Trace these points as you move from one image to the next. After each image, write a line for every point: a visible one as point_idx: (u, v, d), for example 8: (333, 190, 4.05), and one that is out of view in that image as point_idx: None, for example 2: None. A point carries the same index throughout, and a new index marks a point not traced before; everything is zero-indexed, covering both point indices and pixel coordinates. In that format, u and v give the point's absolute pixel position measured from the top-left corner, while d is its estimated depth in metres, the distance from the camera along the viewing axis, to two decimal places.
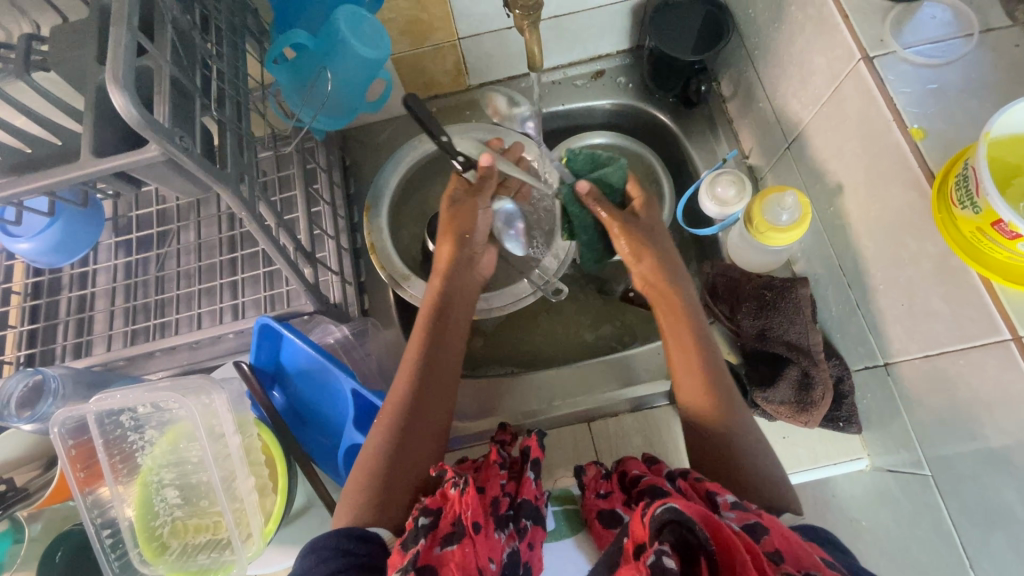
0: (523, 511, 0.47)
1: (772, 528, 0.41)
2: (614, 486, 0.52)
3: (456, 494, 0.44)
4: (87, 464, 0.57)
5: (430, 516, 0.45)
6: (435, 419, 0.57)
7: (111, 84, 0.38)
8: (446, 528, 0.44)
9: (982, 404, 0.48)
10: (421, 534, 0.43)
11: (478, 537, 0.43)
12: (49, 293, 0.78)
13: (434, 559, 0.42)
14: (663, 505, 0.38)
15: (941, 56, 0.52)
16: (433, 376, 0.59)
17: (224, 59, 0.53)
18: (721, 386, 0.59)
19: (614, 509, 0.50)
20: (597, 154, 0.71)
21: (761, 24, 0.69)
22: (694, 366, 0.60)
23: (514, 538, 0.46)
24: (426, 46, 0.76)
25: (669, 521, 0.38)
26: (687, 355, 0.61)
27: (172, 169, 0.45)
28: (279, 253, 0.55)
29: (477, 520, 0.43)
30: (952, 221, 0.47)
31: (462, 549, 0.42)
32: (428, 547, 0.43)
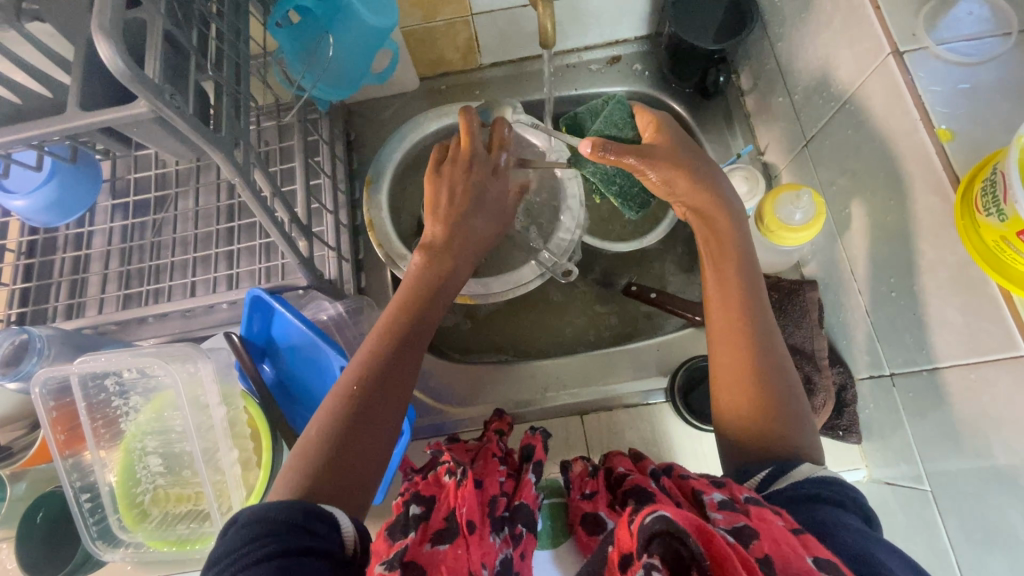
0: (518, 515, 0.45)
1: (763, 532, 0.36)
2: (600, 486, 0.50)
3: (452, 485, 0.43)
4: (70, 427, 0.56)
5: (423, 506, 0.43)
6: (399, 401, 0.51)
7: (97, 32, 0.36)
8: (438, 522, 0.41)
9: (991, 422, 0.46)
10: (411, 526, 0.41)
11: (472, 537, 0.40)
12: (43, 252, 0.77)
13: (423, 556, 0.39)
14: (653, 514, 0.35)
15: (976, 54, 0.49)
16: (405, 352, 0.53)
17: (225, 18, 0.51)
18: (773, 378, 0.51)
19: (597, 512, 0.48)
20: (597, 104, 0.67)
21: (787, 14, 0.66)
22: (748, 352, 0.52)
23: (508, 543, 0.43)
24: (438, 20, 0.73)
25: (658, 533, 0.34)
26: (743, 337, 0.53)
27: (162, 128, 0.44)
28: (274, 223, 0.54)
29: (472, 518, 0.41)
30: (974, 228, 0.44)
31: (454, 551, 0.39)
32: (417, 542, 0.40)
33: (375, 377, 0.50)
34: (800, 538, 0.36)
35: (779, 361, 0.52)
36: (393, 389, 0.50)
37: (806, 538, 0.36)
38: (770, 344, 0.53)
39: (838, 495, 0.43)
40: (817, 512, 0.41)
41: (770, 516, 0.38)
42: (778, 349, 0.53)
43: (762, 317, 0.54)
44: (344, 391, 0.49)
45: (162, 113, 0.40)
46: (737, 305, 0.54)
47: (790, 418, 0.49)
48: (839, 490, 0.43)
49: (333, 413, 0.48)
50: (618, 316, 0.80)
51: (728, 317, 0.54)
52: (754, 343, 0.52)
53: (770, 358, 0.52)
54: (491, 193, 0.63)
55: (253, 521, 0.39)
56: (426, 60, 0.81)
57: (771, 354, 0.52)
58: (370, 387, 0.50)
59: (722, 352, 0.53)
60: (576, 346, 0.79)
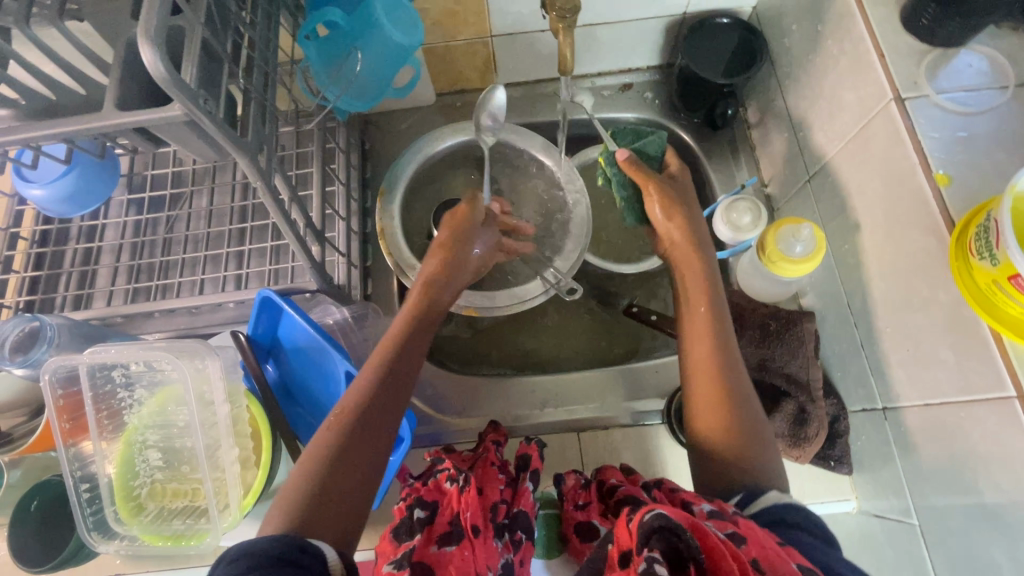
0: (518, 523, 0.48)
1: (750, 537, 0.37)
2: (592, 496, 0.52)
3: (455, 491, 0.46)
4: (74, 416, 0.57)
5: (426, 509, 0.45)
6: (386, 429, 0.51)
7: (142, 37, 0.37)
8: (443, 527, 0.45)
9: (979, 460, 0.47)
10: (416, 530, 0.44)
11: (477, 541, 0.44)
12: (55, 242, 0.78)
13: (430, 557, 0.42)
14: (652, 512, 0.37)
15: (974, 104, 0.52)
16: (393, 381, 0.53)
17: (257, 28, 0.53)
18: (741, 402, 0.53)
19: (590, 521, 0.52)
20: (642, 129, 0.70)
21: (795, 54, 0.68)
22: (717, 389, 0.53)
23: (509, 548, 0.46)
24: (458, 40, 0.76)
25: (658, 529, 0.36)
26: (711, 375, 0.54)
27: (192, 130, 0.45)
28: (289, 227, 0.55)
29: (475, 523, 0.45)
30: (968, 270, 0.46)
31: (461, 552, 0.43)
32: (423, 543, 0.43)
33: (361, 408, 0.51)
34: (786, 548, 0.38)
35: (746, 396, 0.54)
36: (388, 400, 0.52)
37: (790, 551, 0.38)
38: (738, 379, 0.54)
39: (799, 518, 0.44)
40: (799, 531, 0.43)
41: (757, 526, 0.39)
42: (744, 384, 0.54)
43: (729, 355, 0.56)
44: (332, 426, 0.50)
45: (195, 117, 0.42)
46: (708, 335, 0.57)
47: (758, 451, 0.51)
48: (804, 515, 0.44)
49: (332, 429, 0.50)
50: (618, 337, 0.81)
51: (699, 356, 0.56)
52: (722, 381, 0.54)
53: (738, 395, 0.53)
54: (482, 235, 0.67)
55: (241, 555, 0.40)
56: (443, 76, 0.83)
57: (738, 388, 0.54)
58: (356, 418, 0.50)
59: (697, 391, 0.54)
60: (576, 363, 0.81)
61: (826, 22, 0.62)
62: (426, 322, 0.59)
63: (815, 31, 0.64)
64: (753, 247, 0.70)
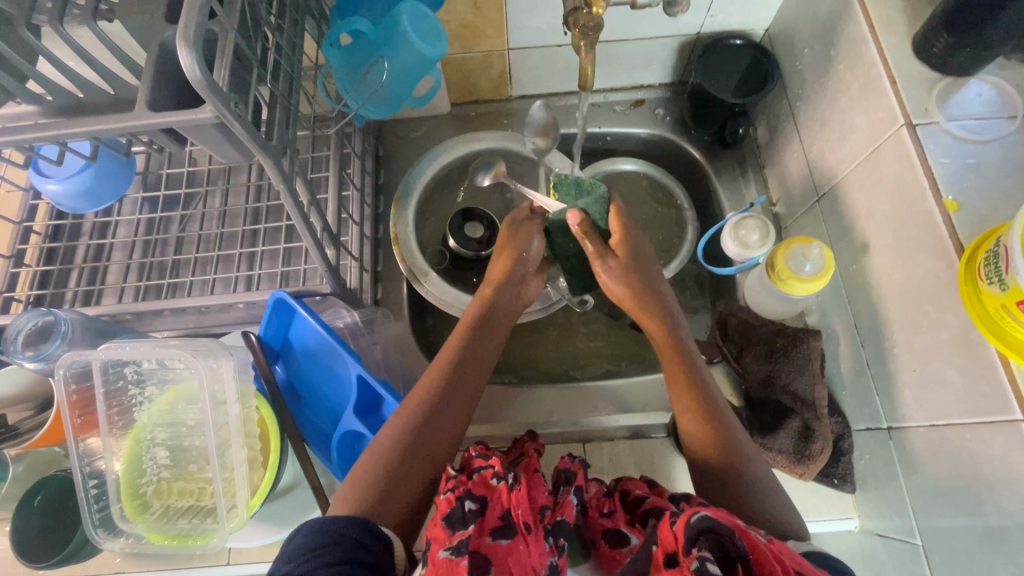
0: (561, 529, 0.47)
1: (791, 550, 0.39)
2: (618, 505, 0.54)
3: (505, 488, 0.45)
4: (85, 412, 0.57)
5: (477, 502, 0.45)
6: (454, 426, 0.54)
7: (180, 41, 0.38)
8: (495, 520, 0.44)
9: (985, 482, 0.48)
10: (470, 519, 0.44)
11: (531, 537, 0.43)
12: (68, 237, 0.78)
13: (486, 548, 0.42)
14: (698, 515, 0.38)
15: (984, 133, 0.53)
16: (463, 380, 0.57)
17: (284, 34, 0.54)
18: (723, 427, 0.54)
19: (619, 528, 0.51)
20: (581, 180, 0.66)
21: (808, 77, 0.70)
22: (697, 409, 0.55)
23: (555, 552, 0.45)
24: (476, 51, 0.77)
25: (705, 530, 0.37)
26: (691, 395, 0.56)
27: (220, 132, 0.46)
28: (308, 230, 0.56)
29: (528, 520, 0.44)
30: (977, 295, 0.47)
31: (516, 546, 0.43)
32: (478, 534, 0.43)
33: (433, 404, 0.54)
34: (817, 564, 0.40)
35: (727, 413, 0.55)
36: (455, 403, 0.55)
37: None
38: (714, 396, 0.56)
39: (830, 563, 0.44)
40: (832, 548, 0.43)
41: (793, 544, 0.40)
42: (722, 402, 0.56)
43: (704, 386, 0.57)
44: (404, 419, 0.53)
45: (225, 120, 0.43)
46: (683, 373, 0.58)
47: (748, 463, 0.52)
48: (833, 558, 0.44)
49: (400, 423, 0.52)
50: (624, 349, 0.82)
51: (678, 380, 0.58)
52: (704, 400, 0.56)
53: (719, 413, 0.55)
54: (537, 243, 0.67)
55: (315, 531, 0.43)
56: (459, 87, 0.84)
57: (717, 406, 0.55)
58: (425, 412, 0.53)
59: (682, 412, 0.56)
60: (581, 374, 0.81)
61: (839, 48, 0.63)
62: (491, 326, 0.62)
63: (827, 55, 0.65)
64: (761, 264, 0.71)
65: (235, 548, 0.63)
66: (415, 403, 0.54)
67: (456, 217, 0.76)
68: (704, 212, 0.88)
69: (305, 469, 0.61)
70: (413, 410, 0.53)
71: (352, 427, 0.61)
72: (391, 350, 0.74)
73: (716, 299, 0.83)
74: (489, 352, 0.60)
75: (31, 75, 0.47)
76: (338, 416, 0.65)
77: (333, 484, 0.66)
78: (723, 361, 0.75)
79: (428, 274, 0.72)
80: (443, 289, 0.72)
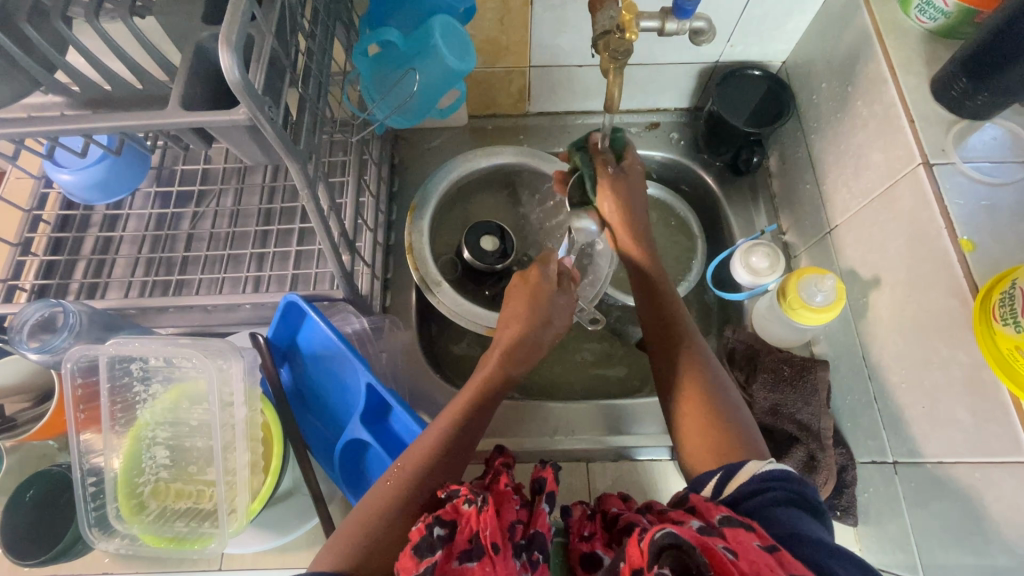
0: (535, 544, 0.48)
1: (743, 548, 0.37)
2: (598, 527, 0.53)
3: (474, 512, 0.45)
4: (88, 406, 0.56)
5: (446, 527, 0.44)
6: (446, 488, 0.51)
7: (223, 42, 0.38)
8: (463, 544, 0.44)
9: (992, 522, 0.48)
10: (438, 546, 0.43)
11: (498, 558, 0.43)
12: (76, 228, 0.77)
13: (452, 571, 0.42)
14: (662, 530, 0.37)
15: (999, 176, 0.54)
16: (463, 442, 0.54)
17: (316, 39, 0.54)
18: (726, 414, 0.54)
19: (594, 551, 0.50)
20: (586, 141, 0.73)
21: (824, 111, 0.71)
22: (707, 433, 0.52)
23: (527, 569, 0.46)
24: (498, 66, 0.78)
25: (669, 547, 0.36)
26: (699, 417, 0.54)
27: (249, 133, 0.46)
28: (327, 234, 0.55)
29: (496, 540, 0.44)
30: (990, 335, 0.47)
31: (482, 568, 0.43)
32: (445, 559, 0.43)
33: (432, 463, 0.51)
34: (777, 557, 0.37)
35: (752, 440, 0.51)
36: (445, 473, 0.52)
37: (781, 556, 0.37)
38: (736, 422, 0.53)
39: (789, 492, 0.45)
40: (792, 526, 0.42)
41: (749, 538, 0.39)
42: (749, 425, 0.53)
43: (704, 373, 0.57)
44: (391, 487, 0.50)
45: (257, 122, 0.43)
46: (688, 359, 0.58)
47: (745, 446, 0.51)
48: (793, 486, 0.45)
49: (392, 489, 0.50)
50: (628, 368, 0.82)
51: (691, 399, 0.55)
52: (719, 422, 0.53)
53: (738, 437, 0.51)
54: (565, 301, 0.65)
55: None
56: (477, 100, 0.85)
57: (740, 431, 0.52)
58: (415, 481, 0.50)
59: (690, 438, 0.54)
60: (586, 393, 0.81)
61: (857, 85, 0.65)
62: (500, 392, 0.58)
63: (845, 92, 0.67)
64: (772, 292, 0.71)
65: (230, 553, 0.62)
66: (413, 462, 0.52)
67: (472, 229, 0.76)
68: (714, 236, 0.88)
69: (307, 474, 0.60)
70: (411, 471, 0.51)
71: (358, 435, 0.60)
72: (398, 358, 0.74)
73: (723, 324, 0.83)
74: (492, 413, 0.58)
75: (62, 66, 0.46)
76: (344, 424, 0.64)
77: (333, 492, 0.65)
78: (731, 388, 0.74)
79: (441, 285, 0.72)
80: (456, 300, 0.72)
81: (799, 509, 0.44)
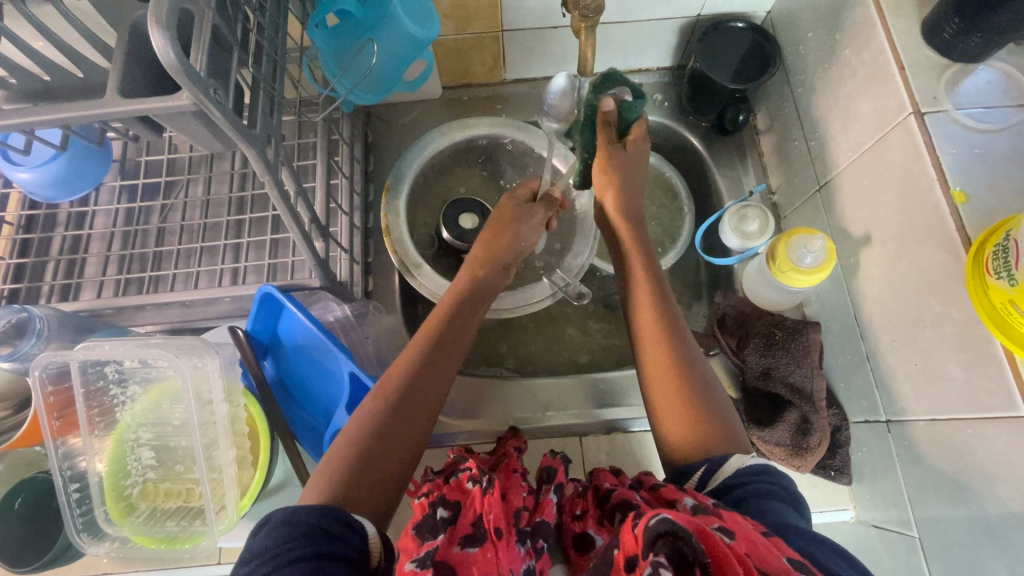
0: (540, 531, 0.47)
1: (738, 531, 0.37)
2: (589, 504, 0.52)
3: (478, 492, 0.45)
4: (64, 413, 0.54)
5: (449, 509, 0.44)
6: (427, 414, 0.53)
7: (152, 22, 0.35)
8: (466, 528, 0.43)
9: (986, 478, 0.48)
10: (439, 529, 0.43)
11: (501, 543, 0.43)
12: (42, 228, 0.74)
13: (453, 557, 0.41)
14: (657, 517, 0.36)
15: (992, 122, 0.52)
16: (441, 349, 0.56)
17: (266, 13, 0.51)
18: (700, 387, 0.53)
19: (587, 531, 0.50)
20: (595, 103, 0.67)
21: (811, 61, 0.68)
22: (670, 404, 0.53)
23: (531, 556, 0.45)
24: (469, 33, 0.74)
25: (664, 533, 0.35)
26: (668, 378, 0.54)
27: (199, 120, 0.43)
28: (295, 222, 0.53)
29: (498, 526, 0.44)
30: (984, 290, 0.46)
31: (484, 554, 0.42)
32: (446, 543, 0.42)
33: (412, 379, 0.53)
34: (770, 540, 0.37)
35: (723, 416, 0.52)
36: (431, 381, 0.54)
37: (775, 540, 0.38)
38: (704, 389, 0.53)
39: (777, 487, 0.45)
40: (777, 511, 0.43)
41: (742, 519, 0.39)
42: (718, 395, 0.54)
43: (678, 343, 0.56)
44: (377, 398, 0.52)
45: (203, 107, 0.40)
46: (656, 326, 0.58)
47: (720, 424, 0.51)
48: (775, 480, 0.46)
49: (380, 397, 0.52)
50: (617, 340, 0.81)
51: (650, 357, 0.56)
52: (685, 387, 0.53)
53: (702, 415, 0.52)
54: (533, 221, 0.67)
55: (285, 522, 0.42)
56: (450, 69, 0.81)
57: (705, 397, 0.53)
58: (404, 385, 0.53)
59: (660, 404, 0.54)
60: (577, 368, 0.80)
61: (844, 32, 0.62)
62: (476, 293, 0.62)
63: (832, 40, 0.64)
64: (761, 254, 0.69)
65: (226, 547, 0.62)
66: (394, 378, 0.53)
67: (450, 207, 0.74)
68: (702, 200, 0.86)
69: (296, 466, 0.59)
70: (393, 386, 0.52)
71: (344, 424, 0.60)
72: (384, 344, 0.73)
73: (713, 290, 0.82)
74: (469, 326, 0.60)
75: None
76: (330, 413, 0.63)
77: None
78: (721, 353, 0.73)
79: (420, 267, 0.70)
80: (437, 282, 0.70)
81: (782, 501, 0.44)
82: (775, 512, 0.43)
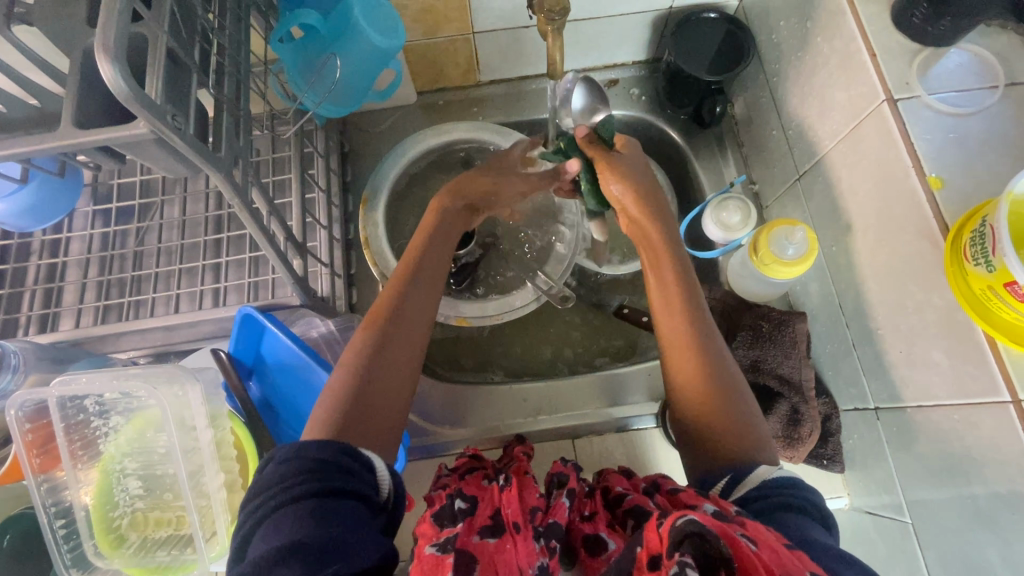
0: (552, 532, 0.45)
1: (760, 539, 0.36)
2: (598, 506, 0.51)
3: (496, 488, 0.47)
4: (45, 449, 0.53)
5: (467, 501, 0.46)
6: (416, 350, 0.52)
7: (100, 53, 0.34)
8: (485, 520, 0.44)
9: (974, 462, 0.48)
10: (459, 517, 0.44)
11: (519, 536, 0.42)
12: (16, 258, 0.73)
13: (472, 545, 0.42)
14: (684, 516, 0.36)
15: (965, 105, 0.51)
16: (421, 282, 0.55)
17: (226, 33, 0.50)
18: (715, 359, 0.52)
19: (598, 532, 0.48)
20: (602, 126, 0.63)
21: (785, 50, 0.67)
22: (693, 368, 0.52)
23: (545, 553, 0.42)
24: (438, 37, 0.73)
25: (692, 534, 0.35)
26: (687, 354, 0.53)
27: (160, 146, 0.42)
28: (269, 242, 0.52)
29: (517, 519, 0.43)
30: (963, 277, 0.46)
31: (504, 545, 0.42)
32: (466, 532, 0.43)
33: (393, 312, 0.52)
34: (796, 552, 0.36)
35: (732, 381, 0.52)
36: (414, 318, 0.53)
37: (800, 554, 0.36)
38: (720, 364, 0.52)
39: (798, 501, 0.43)
40: (798, 523, 0.41)
41: (764, 529, 0.38)
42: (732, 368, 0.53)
43: (697, 313, 0.55)
44: (361, 344, 0.50)
45: (162, 134, 0.39)
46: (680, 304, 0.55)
47: (731, 393, 0.51)
48: (805, 495, 0.43)
49: (366, 339, 0.50)
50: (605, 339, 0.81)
51: (676, 337, 0.54)
52: (705, 363, 0.52)
53: (724, 383, 0.51)
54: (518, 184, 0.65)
55: (292, 458, 0.41)
56: (423, 74, 0.80)
57: (723, 373, 0.52)
58: (389, 326, 0.51)
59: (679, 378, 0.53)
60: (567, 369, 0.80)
61: (815, 19, 0.61)
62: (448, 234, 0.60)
63: (804, 29, 0.63)
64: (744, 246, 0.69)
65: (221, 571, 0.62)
66: (379, 314, 0.52)
67: None
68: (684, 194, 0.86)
69: None
70: (381, 318, 0.52)
71: None
72: None
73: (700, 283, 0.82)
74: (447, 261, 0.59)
75: None
76: None
77: None
78: None
79: None
80: None
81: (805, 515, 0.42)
82: (793, 524, 0.41)
